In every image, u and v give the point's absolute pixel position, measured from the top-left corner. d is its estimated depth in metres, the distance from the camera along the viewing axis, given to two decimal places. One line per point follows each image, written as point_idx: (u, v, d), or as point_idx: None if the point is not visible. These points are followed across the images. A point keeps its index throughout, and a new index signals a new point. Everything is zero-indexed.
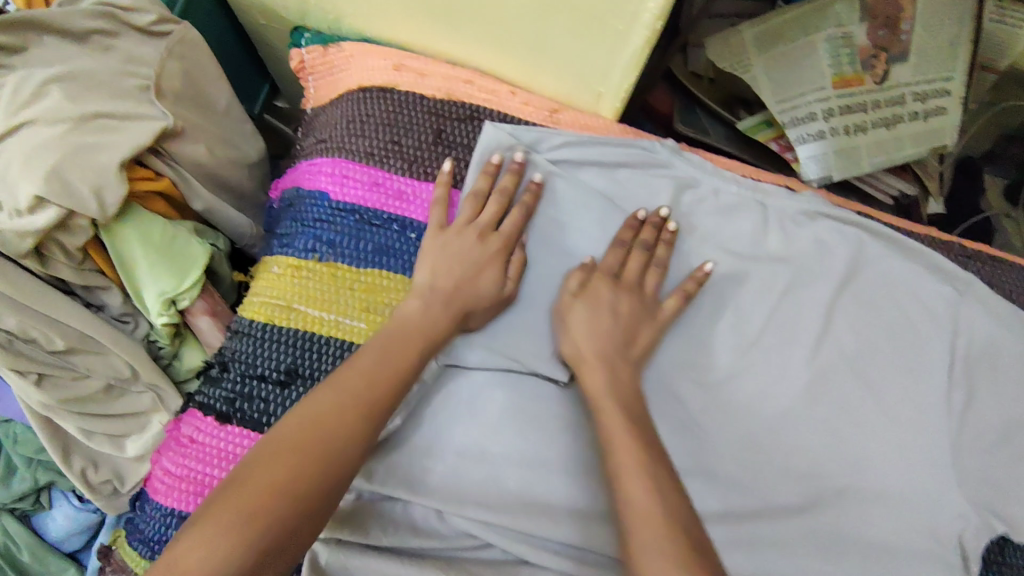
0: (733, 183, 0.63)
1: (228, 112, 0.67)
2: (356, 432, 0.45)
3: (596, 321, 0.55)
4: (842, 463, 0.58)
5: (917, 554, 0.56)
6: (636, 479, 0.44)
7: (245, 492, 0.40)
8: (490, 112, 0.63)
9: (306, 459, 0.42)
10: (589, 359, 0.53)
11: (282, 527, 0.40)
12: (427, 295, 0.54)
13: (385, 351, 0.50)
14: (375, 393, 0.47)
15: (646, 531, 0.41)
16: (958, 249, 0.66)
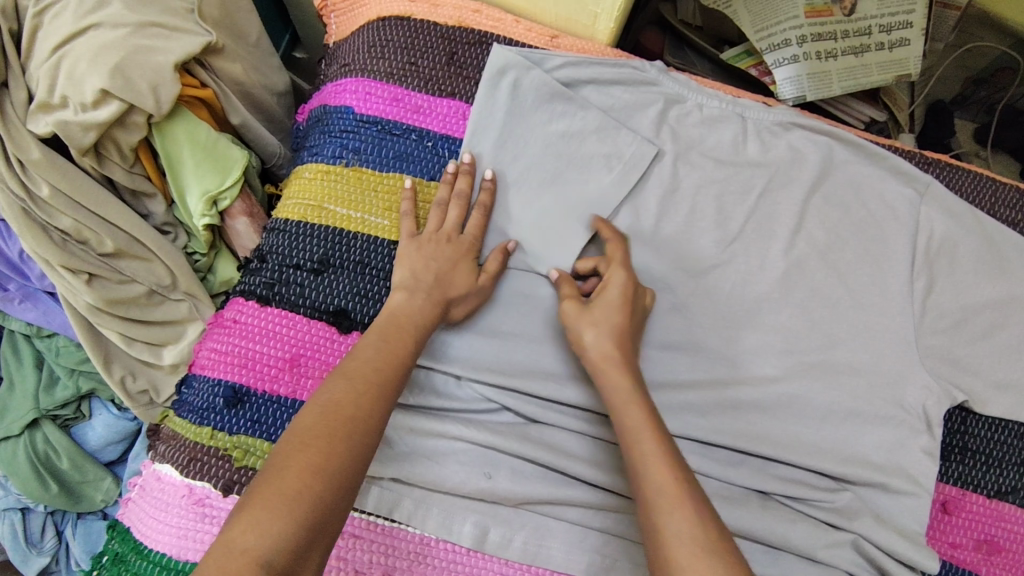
0: (716, 98, 0.71)
1: (257, 45, 0.75)
2: (373, 420, 0.47)
3: (615, 320, 0.55)
4: (815, 339, 0.65)
5: (883, 418, 0.63)
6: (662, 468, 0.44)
7: (282, 479, 0.42)
8: (497, 36, 0.70)
9: (334, 447, 0.44)
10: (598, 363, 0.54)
11: (322, 505, 0.42)
12: (406, 285, 0.57)
13: (382, 344, 0.52)
14: (382, 383, 0.49)
15: (662, 497, 0.43)
16: (920, 157, 0.73)
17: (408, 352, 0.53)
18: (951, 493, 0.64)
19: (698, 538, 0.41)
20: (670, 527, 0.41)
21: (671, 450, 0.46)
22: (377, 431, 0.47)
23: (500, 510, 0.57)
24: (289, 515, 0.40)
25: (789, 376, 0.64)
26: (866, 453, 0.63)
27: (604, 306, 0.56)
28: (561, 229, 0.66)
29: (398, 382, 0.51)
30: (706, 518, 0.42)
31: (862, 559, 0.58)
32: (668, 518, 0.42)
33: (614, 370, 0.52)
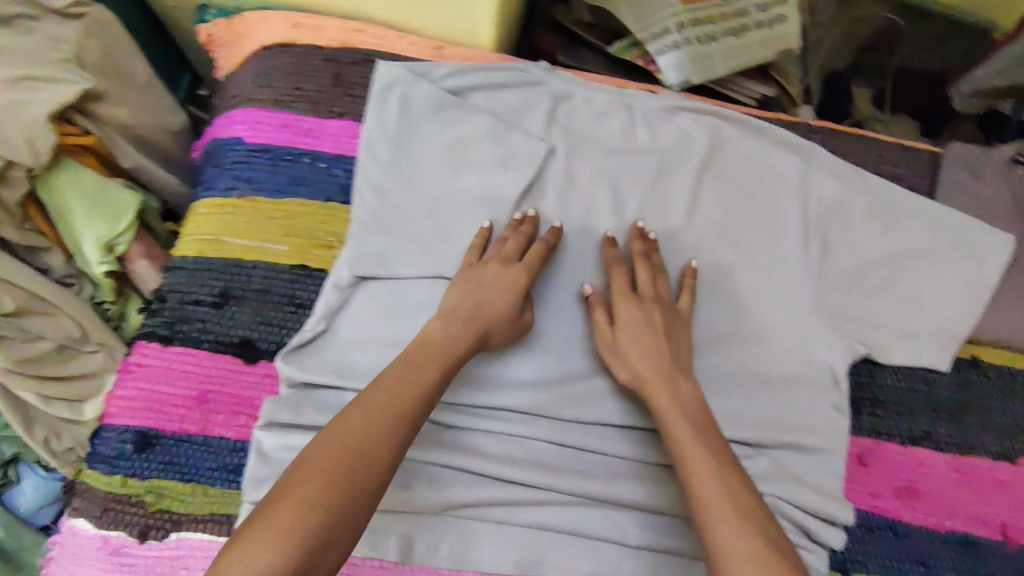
0: (601, 91, 0.72)
1: (146, 86, 0.74)
2: (387, 451, 0.47)
3: (645, 341, 0.59)
4: (721, 312, 0.67)
5: (786, 380, 0.66)
6: (716, 493, 0.49)
7: (280, 510, 0.43)
8: (381, 53, 0.71)
9: (337, 479, 0.45)
10: (648, 377, 0.57)
11: (320, 537, 0.42)
12: (452, 315, 0.57)
13: (412, 371, 0.52)
14: (400, 413, 0.49)
15: (725, 519, 0.47)
16: (804, 126, 0.75)
17: (433, 376, 0.52)
18: (865, 445, 0.66)
19: (756, 553, 0.45)
20: (726, 542, 0.46)
21: (732, 472, 0.50)
22: (392, 461, 0.47)
23: (424, 519, 0.59)
24: (280, 548, 0.41)
25: (700, 351, 0.66)
26: (777, 416, 0.65)
27: (626, 333, 0.60)
28: (462, 235, 0.66)
29: (421, 411, 0.50)
30: (752, 534, 0.46)
31: (779, 519, 0.61)
32: (726, 537, 0.47)
33: (659, 391, 0.56)
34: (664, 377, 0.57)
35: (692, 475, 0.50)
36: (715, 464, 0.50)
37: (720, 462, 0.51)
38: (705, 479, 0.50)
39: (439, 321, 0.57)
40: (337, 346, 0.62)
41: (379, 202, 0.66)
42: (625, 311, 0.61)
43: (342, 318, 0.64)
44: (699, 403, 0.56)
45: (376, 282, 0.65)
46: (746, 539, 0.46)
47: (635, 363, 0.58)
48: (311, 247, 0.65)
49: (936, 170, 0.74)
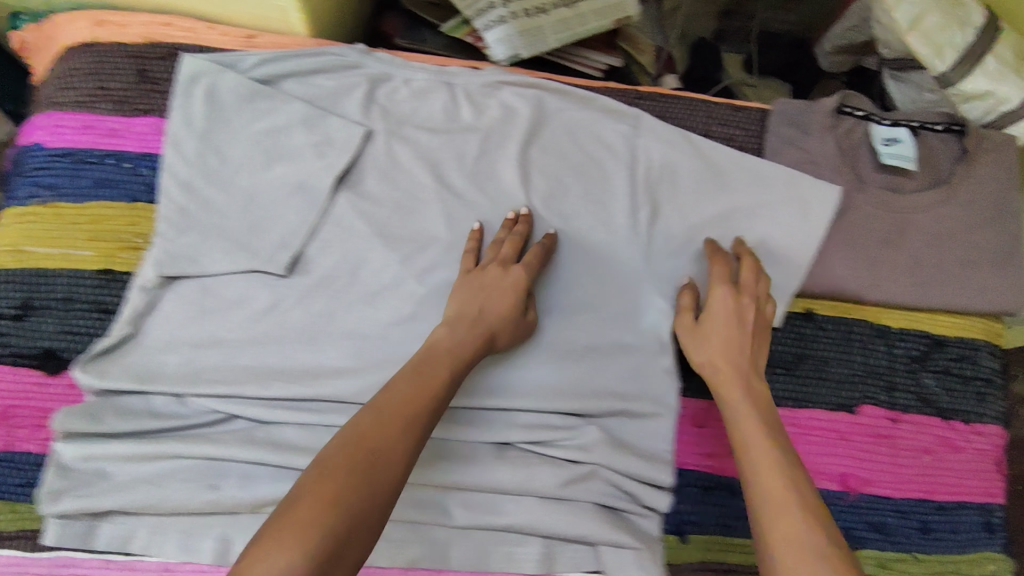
0: (421, 70, 0.71)
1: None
2: (403, 455, 0.45)
3: (721, 337, 0.61)
4: (551, 283, 0.67)
5: (616, 348, 0.66)
6: (783, 494, 0.49)
7: (303, 514, 0.39)
8: (189, 47, 0.69)
9: (366, 481, 0.42)
10: (724, 372, 0.59)
11: (334, 540, 0.39)
12: (455, 321, 0.57)
13: (424, 377, 0.50)
14: (418, 419, 0.47)
15: (781, 525, 0.48)
16: (632, 93, 0.75)
17: (442, 382, 0.51)
18: (699, 406, 0.67)
19: (809, 546, 0.46)
20: (781, 541, 0.47)
21: (794, 466, 0.51)
22: (403, 470, 0.45)
23: (242, 518, 0.58)
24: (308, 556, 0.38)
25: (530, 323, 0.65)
26: (608, 384, 0.64)
27: (716, 326, 0.61)
28: (277, 228, 0.65)
29: (433, 418, 0.49)
30: (810, 528, 0.47)
31: (603, 486, 0.62)
32: (806, 537, 0.46)
33: (732, 386, 0.58)
34: (730, 371, 0.59)
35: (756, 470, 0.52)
36: (768, 457, 0.52)
37: (767, 459, 0.52)
38: (768, 478, 0.51)
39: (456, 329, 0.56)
40: (147, 349, 0.61)
41: (187, 198, 0.64)
42: (717, 309, 0.62)
43: (150, 320, 0.62)
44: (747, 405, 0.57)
45: (187, 282, 0.63)
46: (818, 539, 0.46)
47: (711, 347, 0.61)
48: (118, 250, 0.64)
49: (764, 124, 0.74)
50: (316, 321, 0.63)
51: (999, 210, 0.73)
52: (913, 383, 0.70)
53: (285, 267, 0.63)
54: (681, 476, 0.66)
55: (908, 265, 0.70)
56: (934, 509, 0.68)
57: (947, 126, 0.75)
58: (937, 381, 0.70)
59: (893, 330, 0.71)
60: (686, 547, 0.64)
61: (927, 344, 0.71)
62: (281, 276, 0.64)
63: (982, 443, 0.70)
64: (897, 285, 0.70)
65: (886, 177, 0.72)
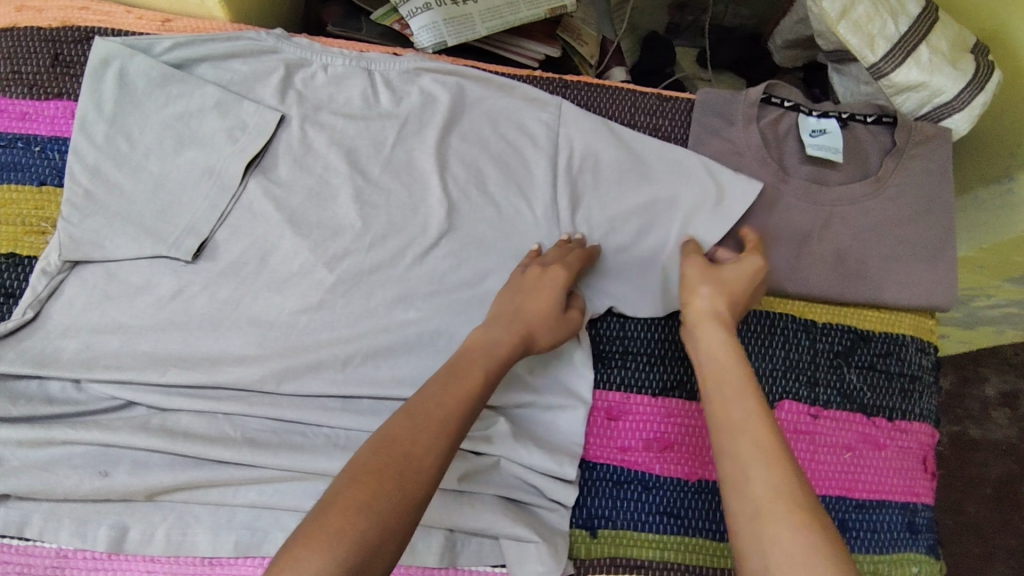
0: (340, 56, 0.70)
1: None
2: (437, 458, 0.44)
3: (723, 286, 0.58)
4: (467, 272, 0.65)
5: None
6: (759, 437, 0.46)
7: (332, 517, 0.40)
8: (105, 31, 0.68)
9: (398, 484, 0.42)
10: (716, 316, 0.56)
11: (368, 547, 0.39)
12: (552, 315, 0.58)
13: (459, 376, 0.50)
14: (453, 421, 0.47)
15: (755, 465, 0.45)
16: (557, 82, 0.74)
17: (482, 380, 0.50)
18: (614, 399, 0.65)
19: (784, 488, 0.43)
20: (759, 482, 0.44)
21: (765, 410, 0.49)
22: (436, 473, 0.44)
23: (137, 506, 0.56)
24: (336, 558, 0.38)
25: (442, 313, 0.64)
26: (520, 375, 0.63)
27: (732, 274, 0.59)
28: (186, 213, 0.64)
29: (469, 417, 0.48)
30: (791, 475, 0.44)
31: (507, 477, 0.61)
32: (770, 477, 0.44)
33: (716, 326, 0.56)
34: (724, 317, 0.56)
35: (733, 409, 0.49)
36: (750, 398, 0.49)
37: (748, 402, 0.49)
38: (750, 422, 0.47)
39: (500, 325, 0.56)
40: (46, 334, 0.60)
41: (94, 182, 0.63)
42: (728, 270, 0.59)
43: (54, 305, 0.61)
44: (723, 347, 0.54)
45: (91, 266, 0.62)
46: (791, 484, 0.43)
47: (708, 292, 0.58)
48: (23, 234, 0.63)
49: (691, 114, 0.73)
50: (222, 307, 0.62)
51: (930, 202, 0.71)
52: (836, 379, 0.68)
53: (191, 252, 0.62)
54: (593, 470, 0.63)
55: (832, 257, 0.69)
56: (852, 507, 0.66)
57: (878, 117, 0.74)
58: (861, 377, 0.69)
59: (817, 324, 0.69)
60: (596, 543, 0.62)
61: (853, 339, 0.70)
62: (188, 261, 0.63)
63: (907, 440, 0.69)
64: (820, 279, 0.69)
65: (812, 169, 0.71)
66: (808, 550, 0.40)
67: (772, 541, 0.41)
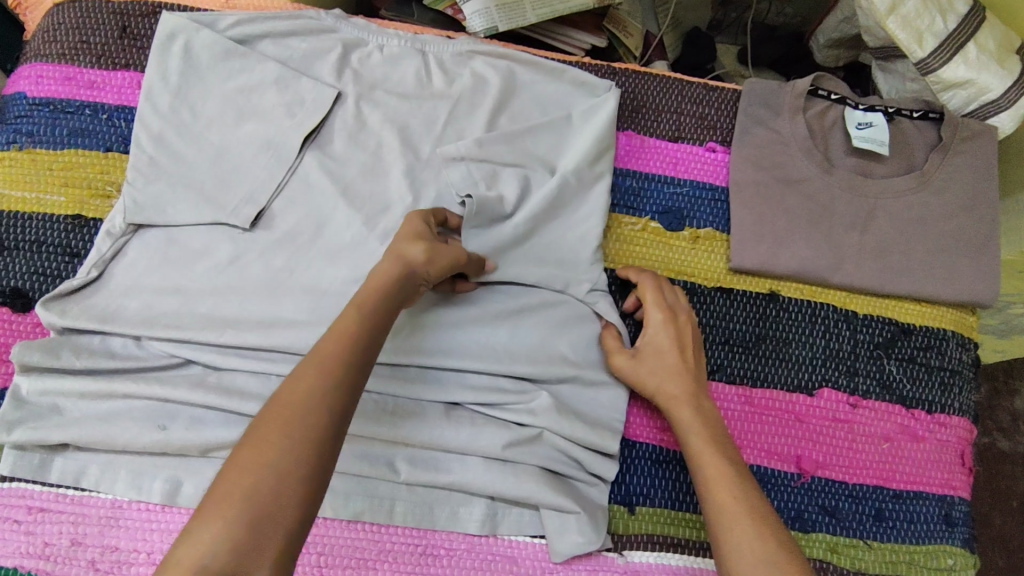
0: (395, 37, 0.72)
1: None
2: (324, 414, 0.44)
3: (669, 362, 0.61)
4: (519, 241, 0.66)
5: (572, 316, 0.65)
6: (736, 507, 0.52)
7: (225, 491, 0.41)
8: (170, 5, 0.71)
9: (286, 442, 0.42)
10: (674, 396, 0.59)
11: (265, 501, 0.40)
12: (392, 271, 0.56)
13: (331, 331, 0.48)
14: (336, 374, 0.46)
15: (741, 536, 0.50)
16: (607, 69, 0.75)
17: (358, 325, 0.49)
18: None
19: (764, 559, 0.48)
20: (741, 554, 0.49)
21: (746, 483, 0.54)
22: (330, 430, 0.44)
23: (190, 461, 0.58)
24: (234, 526, 0.39)
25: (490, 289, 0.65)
26: (563, 352, 0.64)
27: (659, 357, 0.61)
28: (243, 182, 0.66)
29: (354, 366, 0.47)
30: (769, 539, 0.49)
31: (551, 452, 0.61)
32: (746, 550, 0.49)
33: (682, 407, 0.59)
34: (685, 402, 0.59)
35: (712, 489, 0.53)
36: (730, 476, 0.54)
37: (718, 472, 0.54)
38: (722, 493, 0.53)
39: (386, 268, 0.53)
40: (106, 293, 0.61)
41: (158, 150, 0.66)
42: (657, 337, 0.62)
43: (117, 265, 0.63)
44: (696, 417, 0.58)
45: (155, 230, 0.64)
46: (769, 551, 0.49)
47: (658, 377, 0.61)
48: (89, 196, 0.65)
49: (737, 105, 0.74)
50: (277, 275, 0.64)
51: (973, 197, 0.71)
52: (875, 370, 0.69)
53: (249, 220, 0.64)
54: (633, 448, 0.64)
55: (875, 249, 0.70)
56: (890, 497, 0.66)
57: (924, 113, 0.74)
58: (901, 369, 0.69)
59: (858, 316, 0.70)
60: (633, 520, 0.62)
61: (893, 332, 0.70)
62: (246, 229, 0.65)
63: (945, 434, 0.68)
64: (862, 270, 0.69)
65: (858, 162, 0.71)
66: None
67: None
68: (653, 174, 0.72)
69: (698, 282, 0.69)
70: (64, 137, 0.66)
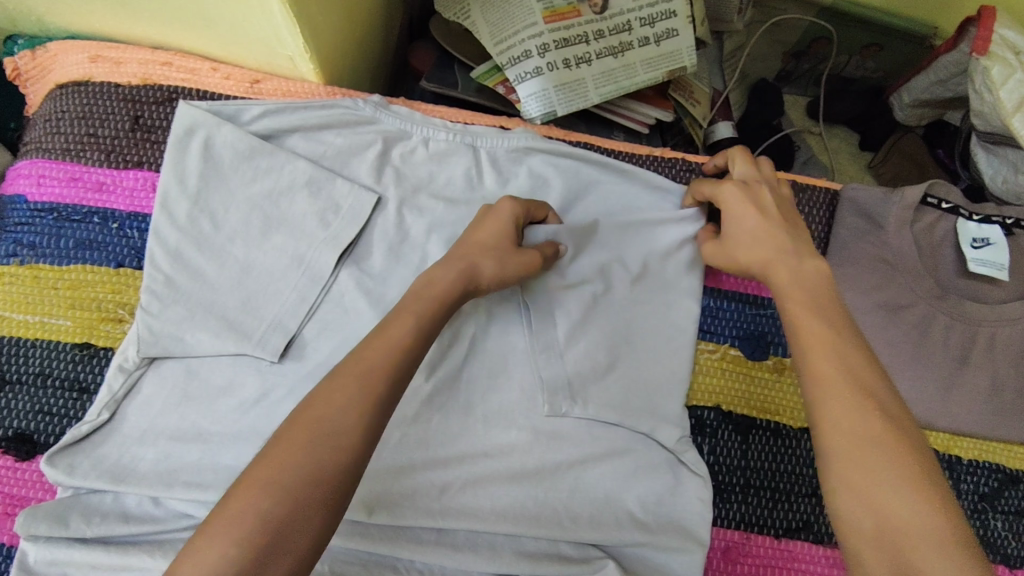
0: (442, 129, 0.63)
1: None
2: (355, 435, 0.39)
3: (751, 227, 0.51)
4: (589, 366, 0.58)
5: (641, 469, 0.57)
6: (841, 397, 0.40)
7: (243, 497, 0.36)
8: (188, 91, 0.62)
9: (313, 462, 0.37)
10: (762, 259, 0.49)
11: (280, 525, 0.35)
12: (502, 252, 0.52)
13: (384, 332, 0.44)
14: (373, 392, 0.41)
15: (844, 442, 0.38)
16: (681, 164, 0.66)
17: (410, 334, 0.44)
18: (733, 538, 0.58)
19: (877, 473, 0.37)
20: (841, 465, 0.38)
21: (858, 364, 0.41)
22: (362, 455, 0.39)
23: None
24: (240, 550, 0.34)
25: (552, 416, 0.57)
26: (631, 510, 0.56)
27: (731, 228, 0.53)
28: (272, 305, 0.58)
29: (396, 386, 0.42)
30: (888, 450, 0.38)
31: None
32: (844, 460, 0.38)
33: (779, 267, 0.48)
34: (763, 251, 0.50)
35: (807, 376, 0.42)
36: (840, 359, 0.41)
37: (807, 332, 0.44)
38: (827, 379, 0.41)
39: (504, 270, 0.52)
40: (120, 441, 0.55)
41: (175, 268, 0.58)
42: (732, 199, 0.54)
43: (131, 406, 0.56)
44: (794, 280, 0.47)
45: (171, 362, 0.57)
46: (884, 466, 0.37)
47: (740, 247, 0.51)
48: (98, 322, 0.58)
49: (833, 209, 0.65)
50: None
51: None
52: (977, 526, 0.60)
53: (278, 352, 0.57)
54: None
55: (986, 387, 0.61)
56: None
57: None
58: (1008, 524, 0.60)
59: (962, 462, 0.61)
60: None
61: (1001, 480, 0.61)
62: (274, 361, 0.57)
63: None
64: (967, 412, 0.61)
65: (965, 285, 0.62)
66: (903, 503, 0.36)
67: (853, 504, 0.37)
68: (732, 292, 0.63)
69: (784, 421, 0.61)
70: (69, 249, 0.59)
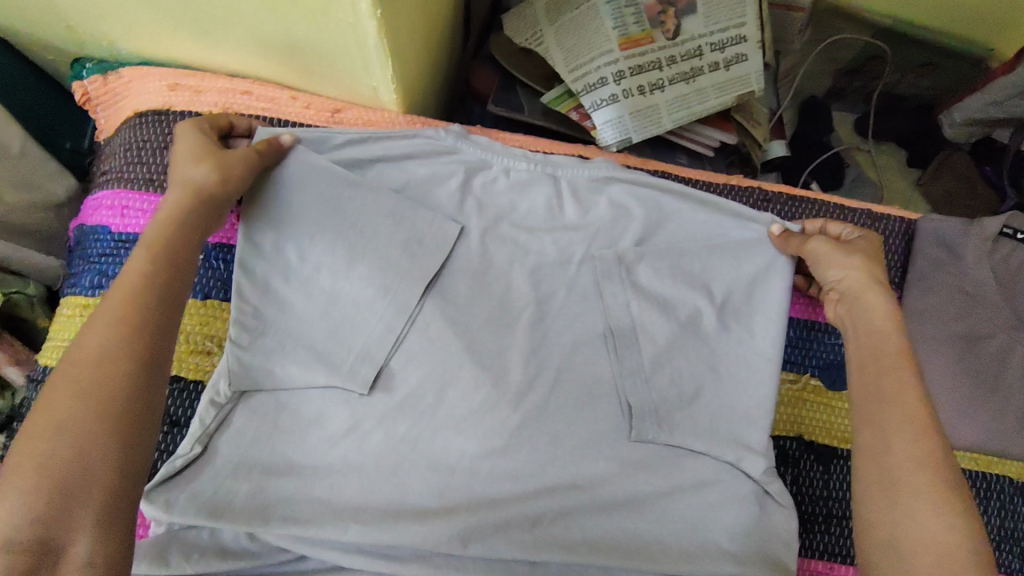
0: (522, 158, 0.63)
1: (23, 154, 0.65)
2: (115, 366, 0.41)
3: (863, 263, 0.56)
4: (674, 394, 0.59)
5: (731, 502, 0.57)
6: (906, 430, 0.46)
7: (30, 445, 0.38)
8: (269, 121, 0.62)
9: (90, 398, 0.40)
10: (859, 290, 0.54)
11: (82, 458, 0.38)
12: (204, 157, 0.53)
13: (123, 280, 0.45)
14: (116, 332, 0.42)
15: (917, 476, 0.44)
16: (757, 194, 0.67)
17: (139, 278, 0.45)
18: (817, 567, 0.59)
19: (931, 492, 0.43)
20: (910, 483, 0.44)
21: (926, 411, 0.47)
22: (135, 388, 0.41)
23: None
24: (39, 494, 0.36)
25: (637, 442, 0.58)
26: (719, 541, 0.56)
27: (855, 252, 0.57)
28: (359, 334, 0.58)
29: (154, 322, 0.44)
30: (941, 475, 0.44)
31: None
32: (911, 478, 0.44)
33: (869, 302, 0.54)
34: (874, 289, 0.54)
35: (880, 407, 0.48)
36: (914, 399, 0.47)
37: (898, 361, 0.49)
38: (898, 409, 0.47)
39: (163, 228, 0.49)
40: (214, 475, 0.54)
41: (263, 300, 0.58)
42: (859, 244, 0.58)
43: (219, 440, 0.55)
44: (890, 316, 0.53)
45: (261, 394, 0.57)
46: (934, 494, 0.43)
47: (850, 274, 0.55)
48: (187, 354, 0.59)
49: (908, 239, 0.66)
50: (399, 449, 0.57)
51: None
52: None
53: (367, 383, 0.57)
54: None
55: None
56: None
57: None
58: None
59: None
60: None
61: None
62: (362, 392, 0.57)
63: None
64: None
65: None
66: (951, 520, 0.41)
67: (912, 515, 0.42)
68: (814, 322, 0.64)
69: None
70: None
